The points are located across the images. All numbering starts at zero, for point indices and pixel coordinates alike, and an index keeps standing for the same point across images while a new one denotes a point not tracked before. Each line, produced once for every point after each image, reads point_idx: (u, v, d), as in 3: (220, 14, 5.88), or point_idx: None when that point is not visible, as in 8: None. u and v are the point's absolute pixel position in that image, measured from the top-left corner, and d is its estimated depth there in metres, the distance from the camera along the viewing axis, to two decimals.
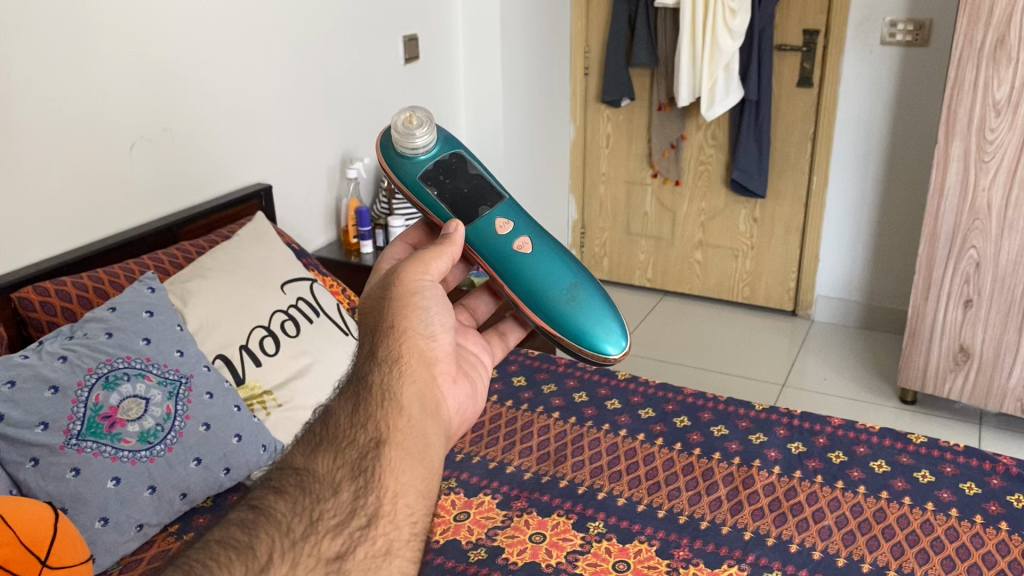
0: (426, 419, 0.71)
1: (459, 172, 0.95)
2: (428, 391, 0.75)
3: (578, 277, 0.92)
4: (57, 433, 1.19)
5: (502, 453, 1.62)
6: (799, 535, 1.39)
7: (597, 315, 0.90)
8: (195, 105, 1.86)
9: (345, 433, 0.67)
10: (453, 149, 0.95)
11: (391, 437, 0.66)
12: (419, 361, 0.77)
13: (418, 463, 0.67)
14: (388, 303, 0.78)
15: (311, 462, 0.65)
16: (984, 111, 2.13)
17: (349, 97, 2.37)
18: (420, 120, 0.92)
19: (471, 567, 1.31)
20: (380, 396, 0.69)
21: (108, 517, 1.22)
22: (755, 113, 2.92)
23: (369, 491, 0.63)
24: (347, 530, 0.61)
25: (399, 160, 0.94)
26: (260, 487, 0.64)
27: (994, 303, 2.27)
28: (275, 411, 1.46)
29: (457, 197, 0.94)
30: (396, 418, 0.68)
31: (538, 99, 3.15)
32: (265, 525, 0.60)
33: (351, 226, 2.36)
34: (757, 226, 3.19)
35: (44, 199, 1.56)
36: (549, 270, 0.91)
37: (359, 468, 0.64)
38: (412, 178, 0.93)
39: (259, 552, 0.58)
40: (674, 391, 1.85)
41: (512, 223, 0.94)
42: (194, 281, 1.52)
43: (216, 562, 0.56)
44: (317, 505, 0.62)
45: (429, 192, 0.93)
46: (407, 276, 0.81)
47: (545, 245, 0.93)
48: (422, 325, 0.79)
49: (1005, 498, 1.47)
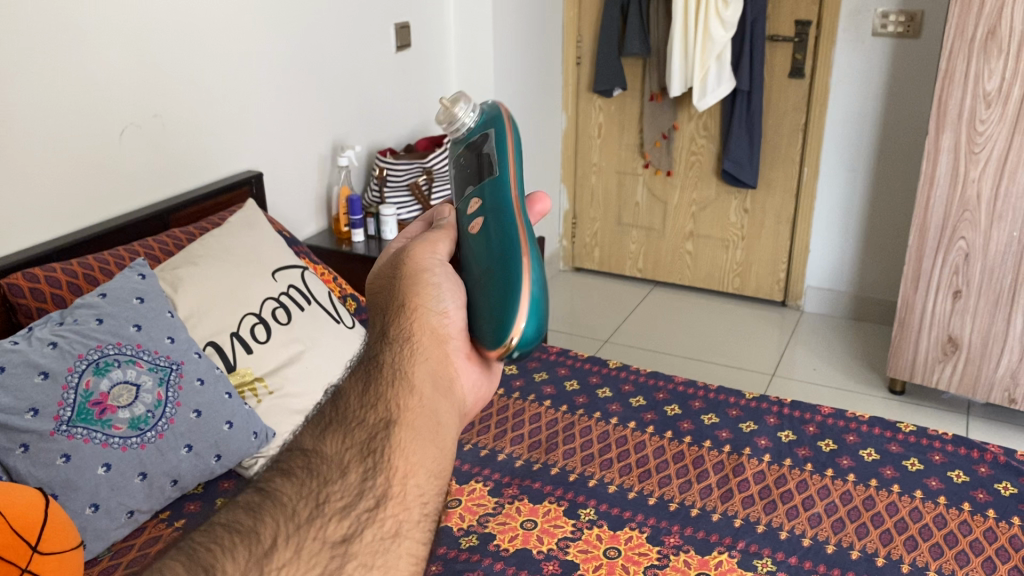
0: (438, 396, 0.68)
1: (472, 153, 0.99)
2: (442, 369, 0.73)
3: (498, 257, 0.85)
4: (47, 419, 1.19)
5: (494, 440, 1.63)
6: (789, 522, 1.40)
7: (499, 301, 0.82)
8: (184, 91, 1.85)
9: (354, 414, 0.66)
10: (485, 133, 1.00)
11: (401, 417, 0.65)
12: (431, 338, 0.75)
13: (429, 443, 0.64)
14: (399, 282, 0.80)
15: (320, 443, 0.65)
16: (974, 103, 2.13)
17: (340, 84, 2.36)
18: (459, 105, 1.02)
19: (464, 553, 1.32)
20: (391, 375, 0.68)
21: (99, 504, 1.22)
22: (747, 104, 2.92)
23: (377, 473, 0.62)
24: (353, 513, 0.60)
25: (452, 148, 1.04)
26: (267, 470, 0.64)
27: (983, 293, 2.28)
28: (266, 398, 1.46)
29: (462, 175, 0.99)
30: (406, 397, 0.67)
31: (530, 89, 3.15)
32: (270, 509, 0.60)
33: (342, 215, 2.35)
34: (747, 217, 3.20)
35: (34, 184, 1.55)
36: (476, 254, 0.87)
37: (367, 449, 0.63)
38: (450, 162, 1.03)
39: (263, 536, 0.58)
40: (664, 379, 1.86)
41: (480, 204, 0.93)
42: (184, 268, 1.51)
43: (218, 546, 0.56)
44: (324, 488, 0.62)
45: (453, 174, 1.01)
46: (416, 255, 0.84)
47: (491, 228, 0.89)
48: (434, 302, 0.78)
49: (993, 486, 1.48)
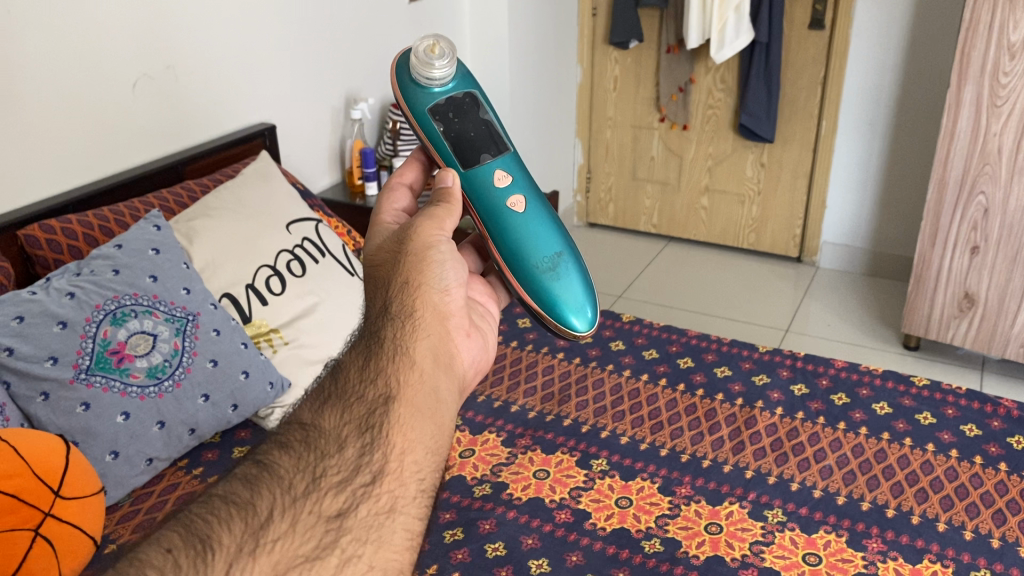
0: (438, 372, 0.72)
1: (469, 114, 0.94)
2: (442, 345, 0.76)
3: (563, 250, 0.96)
4: (67, 367, 1.20)
5: (508, 392, 1.64)
6: (801, 474, 1.41)
7: (577, 296, 0.95)
8: (196, 41, 1.83)
9: (354, 389, 0.68)
10: (470, 88, 0.96)
11: (400, 393, 0.68)
12: (433, 316, 0.78)
13: (428, 419, 0.68)
14: (403, 258, 0.80)
15: (318, 417, 0.67)
16: (998, 55, 2.10)
17: (355, 39, 2.34)
18: (443, 52, 0.93)
19: (477, 502, 1.34)
20: (392, 350, 0.71)
21: (118, 451, 1.23)
22: (765, 56, 2.87)
23: (374, 449, 0.64)
24: (350, 487, 0.61)
25: (412, 89, 0.93)
26: (266, 442, 0.65)
27: (1001, 249, 2.26)
28: (282, 349, 1.48)
29: (461, 137, 0.94)
30: (406, 373, 0.70)
31: (543, 41, 3.12)
32: (267, 481, 0.61)
33: (356, 167, 2.33)
34: (764, 172, 3.16)
35: (48, 136, 1.55)
36: (539, 239, 0.95)
37: (366, 425, 0.65)
38: (420, 108, 0.93)
39: (259, 508, 0.58)
40: (677, 333, 1.86)
41: (509, 175, 0.96)
42: (199, 220, 1.51)
43: (215, 517, 0.56)
44: (322, 462, 0.63)
45: (435, 127, 0.93)
46: (423, 230, 0.83)
47: (538, 209, 0.97)
48: (436, 279, 0.81)
49: (1006, 440, 1.49)
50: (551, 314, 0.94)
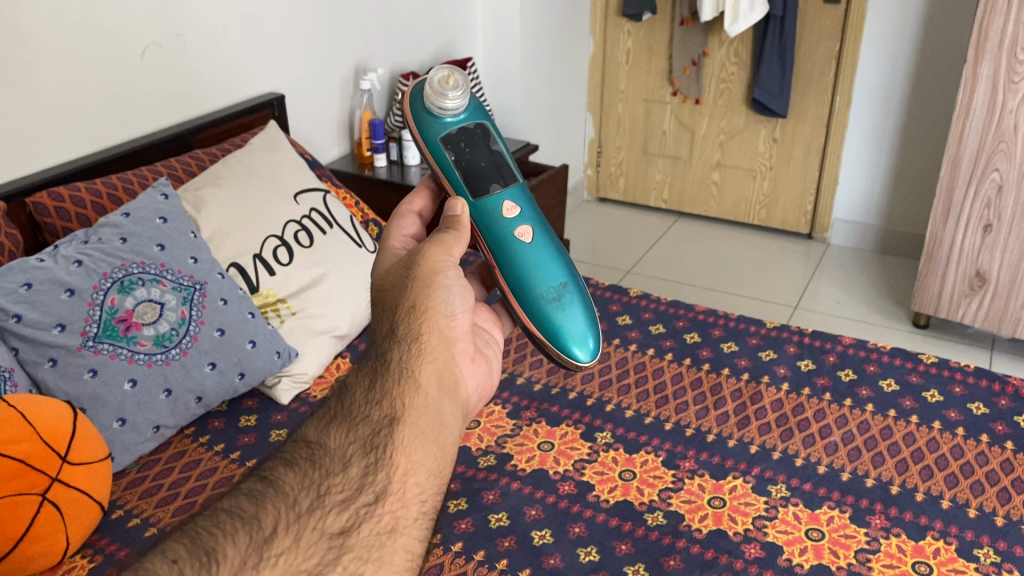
0: (442, 398, 0.72)
1: (481, 144, 0.93)
2: (447, 369, 0.76)
3: (569, 281, 0.93)
4: (74, 334, 1.21)
5: (513, 365, 1.64)
6: (805, 449, 1.41)
7: (582, 328, 0.91)
8: (205, 8, 1.81)
9: (359, 409, 0.68)
10: (482, 119, 0.94)
11: (405, 416, 0.68)
12: (438, 340, 0.77)
13: (432, 443, 0.68)
14: (410, 283, 0.79)
15: (324, 435, 0.67)
16: (1017, 30, 2.06)
17: (365, 10, 2.32)
18: (457, 83, 0.91)
19: (482, 472, 1.34)
20: (398, 373, 0.71)
21: (126, 418, 1.24)
22: (780, 29, 2.83)
23: (378, 469, 0.65)
24: (354, 506, 0.62)
25: (424, 119, 0.92)
26: (272, 458, 0.66)
27: (1014, 228, 2.24)
28: (290, 319, 1.49)
29: (473, 167, 0.92)
30: (411, 396, 0.70)
31: (556, 10, 3.08)
32: (273, 497, 0.62)
33: (364, 138, 2.33)
34: (776, 147, 3.14)
35: (57, 103, 1.55)
36: (545, 269, 0.91)
37: (370, 445, 0.66)
38: (432, 138, 0.91)
39: (264, 523, 0.59)
40: (685, 308, 1.86)
41: (518, 206, 0.93)
42: (207, 189, 1.50)
43: (220, 531, 0.58)
44: (326, 480, 0.63)
45: (446, 156, 0.91)
46: (431, 255, 0.81)
47: (545, 239, 0.93)
48: (442, 304, 0.79)
49: (1013, 419, 1.48)
50: (555, 344, 0.90)
